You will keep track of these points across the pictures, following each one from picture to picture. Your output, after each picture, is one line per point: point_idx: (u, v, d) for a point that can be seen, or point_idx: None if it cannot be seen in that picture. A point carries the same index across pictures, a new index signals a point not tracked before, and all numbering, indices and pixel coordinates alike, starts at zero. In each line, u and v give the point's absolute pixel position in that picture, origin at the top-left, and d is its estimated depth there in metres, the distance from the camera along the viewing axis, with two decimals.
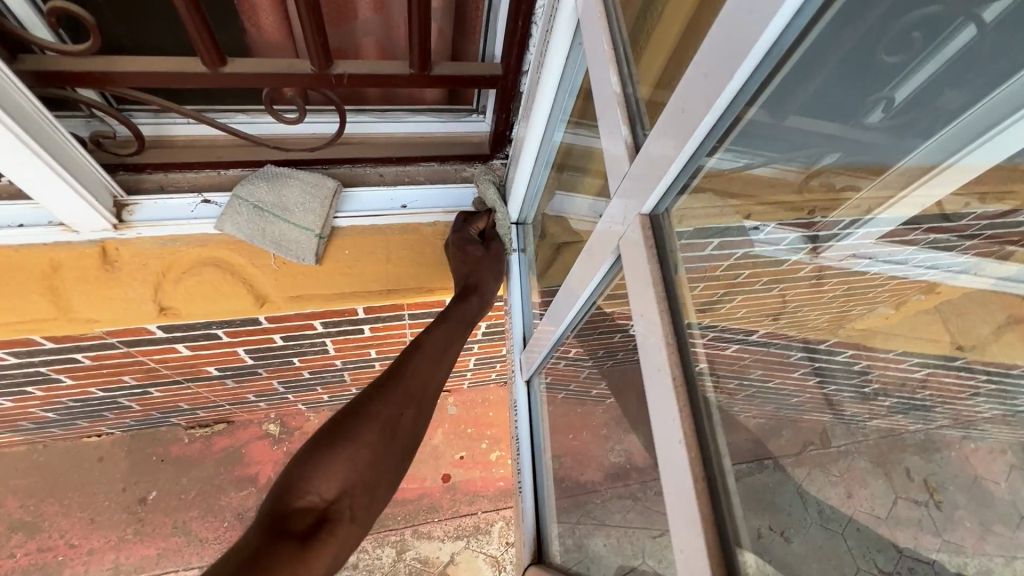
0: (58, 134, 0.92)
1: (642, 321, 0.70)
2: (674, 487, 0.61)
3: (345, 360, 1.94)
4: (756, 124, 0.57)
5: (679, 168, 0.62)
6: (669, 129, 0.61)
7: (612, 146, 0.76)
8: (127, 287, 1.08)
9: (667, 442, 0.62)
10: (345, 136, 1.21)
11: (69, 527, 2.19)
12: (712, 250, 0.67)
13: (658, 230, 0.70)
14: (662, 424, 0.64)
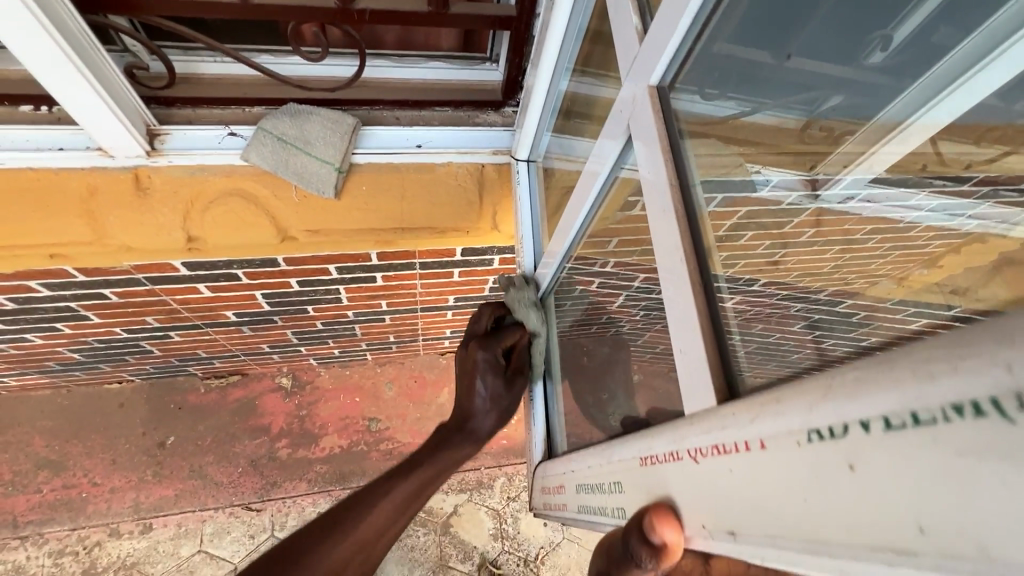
0: (99, 57, 0.97)
1: (649, 188, 0.71)
2: (682, 339, 0.62)
3: (357, 311, 2.01)
4: (761, 65, 0.70)
5: (666, 64, 0.70)
6: (663, 21, 0.67)
7: (622, 36, 0.80)
8: (157, 214, 1.15)
9: (676, 296, 0.64)
10: (364, 79, 1.26)
11: (92, 467, 2.30)
12: (717, 204, 0.69)
13: (670, 122, 0.72)
14: (670, 299, 0.65)
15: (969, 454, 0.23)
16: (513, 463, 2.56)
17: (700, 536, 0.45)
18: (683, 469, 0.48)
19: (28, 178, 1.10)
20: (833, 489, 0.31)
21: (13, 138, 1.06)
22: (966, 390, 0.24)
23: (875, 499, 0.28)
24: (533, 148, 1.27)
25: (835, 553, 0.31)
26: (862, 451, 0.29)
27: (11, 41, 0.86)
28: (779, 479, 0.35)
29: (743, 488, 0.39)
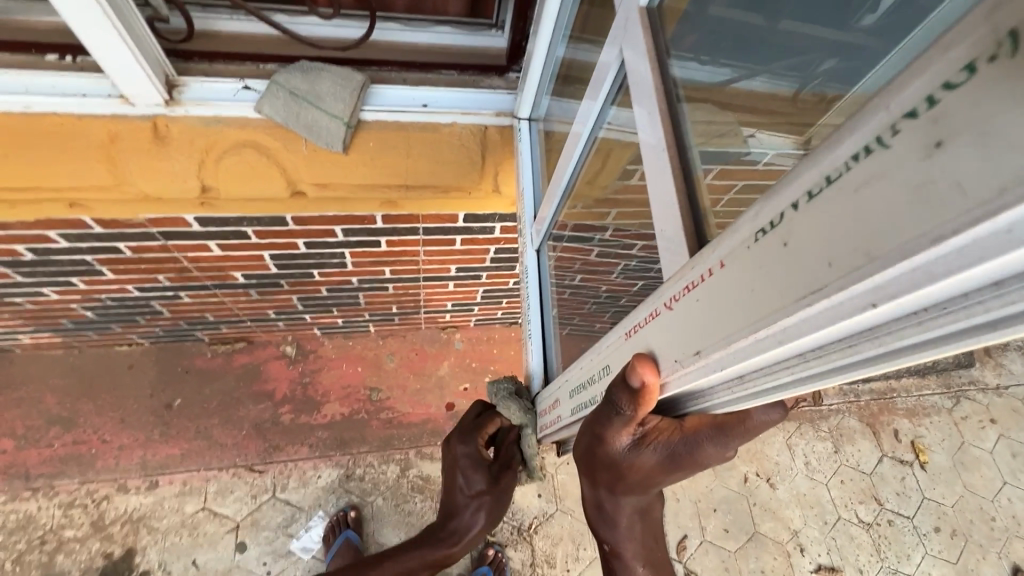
0: (124, 5, 1.03)
1: (648, 139, 0.77)
2: (670, 248, 0.68)
3: (361, 278, 2.06)
4: (752, 28, 0.72)
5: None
6: None
7: None
8: (174, 161, 1.21)
9: (663, 208, 0.71)
10: (373, 41, 1.31)
11: (102, 424, 2.37)
12: (713, 178, 0.69)
13: (667, 81, 0.77)
14: (661, 235, 0.72)
15: (865, 186, 0.31)
16: None
17: (680, 363, 0.54)
18: (665, 317, 0.56)
19: (53, 123, 1.15)
20: (774, 267, 0.39)
21: (40, 84, 1.12)
22: (862, 138, 0.31)
23: (802, 257, 0.36)
24: (534, 107, 1.32)
25: (773, 318, 0.39)
26: (794, 226, 0.37)
27: None
28: (738, 279, 0.43)
29: (711, 303, 0.47)
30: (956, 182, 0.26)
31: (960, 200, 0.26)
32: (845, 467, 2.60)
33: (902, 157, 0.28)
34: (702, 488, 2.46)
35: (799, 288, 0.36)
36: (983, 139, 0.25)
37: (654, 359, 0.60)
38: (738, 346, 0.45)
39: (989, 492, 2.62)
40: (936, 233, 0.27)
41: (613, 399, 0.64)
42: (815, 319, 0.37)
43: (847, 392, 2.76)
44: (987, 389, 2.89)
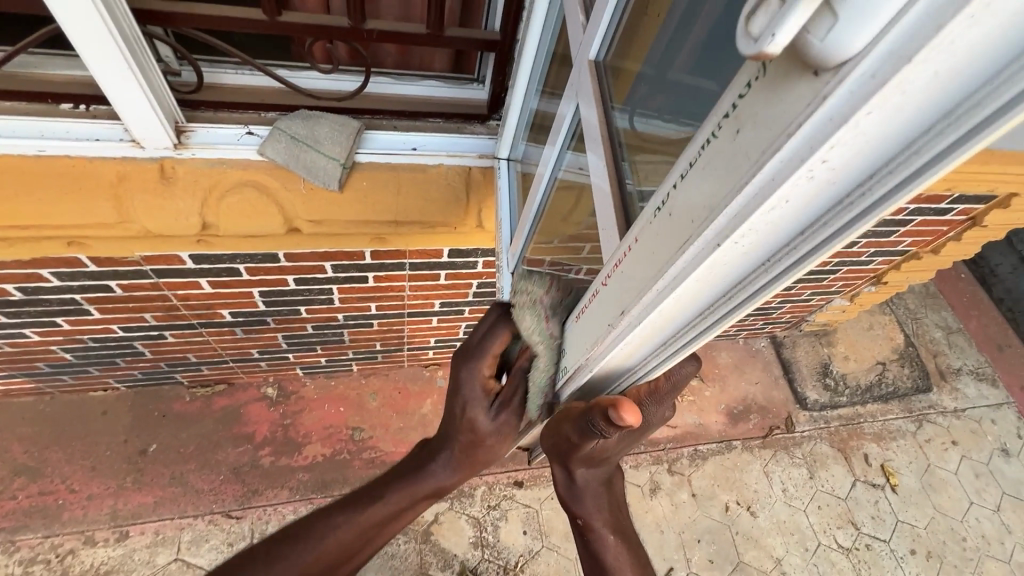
0: (147, 60, 1.14)
1: (599, 181, 0.96)
2: None
3: (347, 315, 2.11)
4: (704, 92, 0.74)
5: (597, 47, 0.98)
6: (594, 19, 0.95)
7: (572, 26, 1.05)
8: (179, 200, 1.29)
9: (610, 236, 0.88)
10: (365, 93, 1.44)
11: (71, 473, 2.29)
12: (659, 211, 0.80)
13: (613, 133, 0.95)
14: (605, 246, 0.91)
15: (707, 162, 0.45)
16: (495, 473, 2.57)
17: (612, 327, 0.67)
18: (604, 292, 0.70)
19: (64, 164, 1.23)
20: (664, 232, 0.53)
21: (54, 130, 1.21)
22: (706, 131, 0.45)
23: (679, 220, 0.50)
24: (511, 149, 1.46)
25: (665, 270, 0.52)
26: (674, 199, 0.51)
27: (77, 42, 1.03)
28: (646, 248, 0.57)
29: (631, 270, 0.61)
30: (747, 152, 0.39)
31: (750, 160, 0.39)
32: (821, 492, 2.67)
33: (723, 142, 0.43)
34: (685, 519, 2.49)
35: (679, 242, 0.50)
36: (756, 124, 0.38)
37: (599, 332, 0.73)
38: (648, 302, 0.58)
39: (956, 512, 2.72)
40: (740, 186, 0.40)
41: (595, 409, 0.84)
42: (689, 268, 0.50)
43: (817, 418, 2.88)
44: (946, 412, 3.03)
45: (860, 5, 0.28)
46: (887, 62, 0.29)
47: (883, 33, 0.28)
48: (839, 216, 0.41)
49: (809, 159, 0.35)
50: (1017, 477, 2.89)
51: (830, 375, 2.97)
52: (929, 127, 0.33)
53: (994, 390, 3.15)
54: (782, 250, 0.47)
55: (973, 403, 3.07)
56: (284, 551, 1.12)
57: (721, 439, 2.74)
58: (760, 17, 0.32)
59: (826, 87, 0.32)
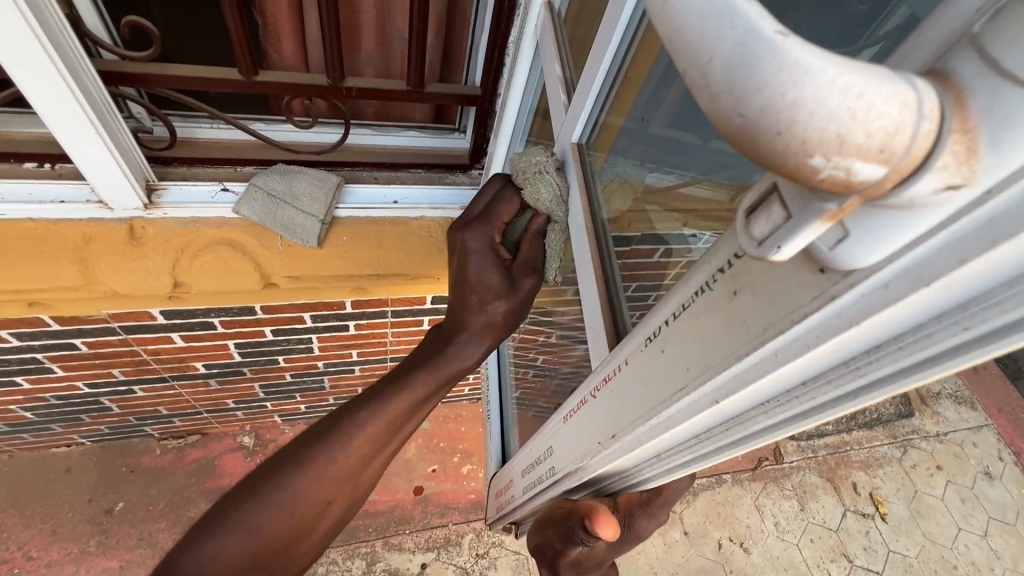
0: (115, 122, 1.11)
1: (580, 259, 0.93)
2: (597, 344, 0.85)
3: (327, 363, 2.05)
4: (690, 145, 0.78)
5: (583, 125, 0.94)
6: (580, 95, 0.92)
7: (553, 93, 1.02)
8: (148, 260, 1.24)
9: (592, 319, 0.87)
10: (346, 145, 1.42)
11: (29, 538, 2.14)
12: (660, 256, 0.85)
13: (595, 205, 0.93)
14: (588, 323, 0.89)
15: (702, 315, 0.42)
16: (482, 518, 2.49)
17: (603, 445, 0.63)
18: (591, 405, 0.66)
19: (26, 227, 1.18)
20: (655, 368, 0.49)
21: (15, 191, 1.16)
22: (702, 278, 0.41)
23: (673, 361, 0.46)
24: None
25: (660, 409, 0.49)
26: (666, 338, 0.47)
27: (41, 107, 0.99)
28: (636, 375, 0.53)
29: (621, 392, 0.57)
30: (746, 321, 0.36)
31: (750, 333, 0.36)
32: (812, 525, 2.64)
33: (718, 299, 0.39)
34: (679, 559, 2.44)
35: (672, 386, 0.47)
36: (756, 295, 0.35)
37: (587, 443, 0.68)
38: (642, 430, 0.55)
39: (946, 540, 2.70)
40: (740, 353, 0.37)
41: (573, 516, 0.83)
42: (688, 409, 0.47)
43: (805, 448, 2.88)
44: (929, 436, 3.05)
45: (874, 232, 0.25)
46: (903, 276, 0.27)
47: (900, 252, 0.26)
48: (844, 380, 0.37)
49: (817, 344, 0.33)
50: (1001, 500, 2.90)
51: None
52: (944, 317, 0.30)
53: (973, 412, 3.18)
54: (785, 397, 0.43)
55: (954, 427, 3.10)
56: (279, 481, 0.80)
57: (711, 473, 2.71)
58: (760, 221, 0.28)
59: (835, 288, 0.30)
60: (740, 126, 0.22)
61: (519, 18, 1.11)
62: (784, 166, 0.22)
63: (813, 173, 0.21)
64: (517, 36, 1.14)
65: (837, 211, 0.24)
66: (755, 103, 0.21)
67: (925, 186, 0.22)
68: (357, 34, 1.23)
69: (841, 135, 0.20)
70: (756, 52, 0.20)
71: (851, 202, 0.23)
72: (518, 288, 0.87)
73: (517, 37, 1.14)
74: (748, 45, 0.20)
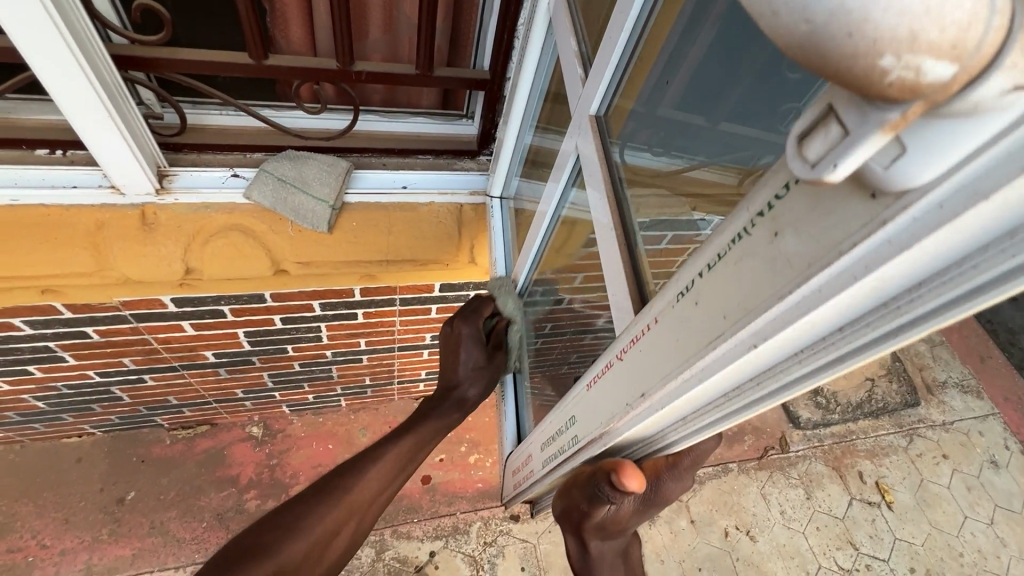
0: (127, 106, 1.11)
1: (602, 232, 0.93)
2: (621, 316, 0.84)
3: (335, 352, 2.06)
4: (697, 127, 0.80)
5: (598, 102, 0.95)
6: (597, 70, 0.92)
7: (568, 69, 1.02)
8: (161, 246, 1.25)
9: (617, 291, 0.86)
10: (355, 131, 1.42)
11: (42, 527, 2.17)
12: (667, 243, 0.83)
13: (614, 176, 0.92)
14: (613, 295, 0.88)
15: (739, 260, 0.42)
16: (489, 506, 2.50)
17: (630, 407, 0.63)
18: (618, 367, 0.66)
19: (40, 213, 1.18)
20: (688, 321, 0.49)
21: (27, 177, 1.16)
22: (738, 225, 0.42)
23: (707, 313, 0.46)
24: (504, 186, 1.44)
25: (692, 362, 0.49)
26: (700, 289, 0.47)
27: (54, 88, 0.99)
28: (667, 332, 0.54)
29: (652, 350, 0.57)
30: (790, 260, 0.36)
31: (793, 271, 0.36)
32: (818, 513, 2.65)
33: (758, 243, 0.39)
34: (685, 547, 2.45)
35: (706, 337, 0.46)
36: (801, 233, 0.35)
37: (614, 407, 0.69)
38: (673, 388, 0.55)
39: (952, 527, 2.70)
40: (783, 293, 0.37)
41: (599, 473, 0.82)
42: (721, 360, 0.47)
43: (810, 437, 2.88)
44: (935, 425, 3.04)
45: (927, 144, 0.25)
46: (958, 194, 0.26)
47: (957, 165, 0.26)
48: (884, 321, 0.37)
49: (864, 276, 0.32)
50: (1008, 488, 2.90)
51: (821, 394, 2.98)
52: (993, 244, 0.29)
53: (980, 402, 3.18)
54: (819, 344, 0.43)
55: (961, 416, 3.10)
56: (303, 510, 1.02)
57: (716, 462, 2.71)
58: (815, 142, 0.28)
59: (886, 213, 0.29)
60: (806, 32, 0.21)
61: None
62: (850, 74, 0.22)
63: (881, 77, 0.21)
64: (528, 17, 1.13)
65: (899, 121, 0.24)
66: (824, 6, 0.20)
67: (993, 86, 0.21)
68: (366, 19, 1.23)
69: (915, 31, 0.19)
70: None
71: (914, 109, 0.23)
72: (492, 364, 1.30)
73: (528, 18, 1.13)
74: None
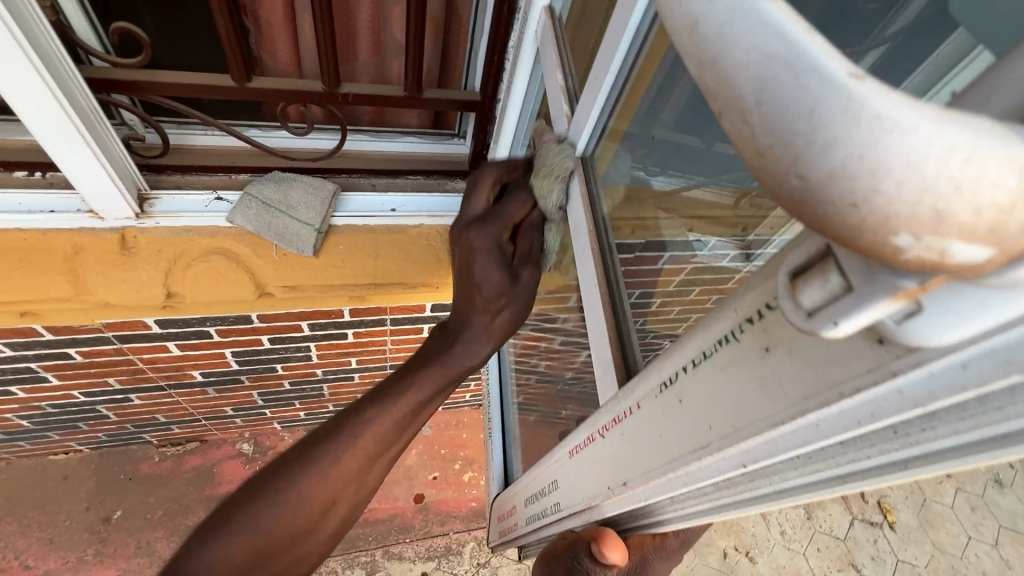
0: (105, 131, 1.08)
1: (584, 278, 0.87)
2: (601, 369, 0.80)
3: (326, 370, 2.02)
4: (691, 148, 0.78)
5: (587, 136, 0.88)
6: (583, 101, 0.85)
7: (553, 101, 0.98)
8: (140, 271, 1.22)
9: (597, 338, 0.82)
10: (344, 151, 1.39)
11: (26, 547, 2.12)
12: (665, 264, 0.85)
13: (599, 225, 0.87)
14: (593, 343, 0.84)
15: (725, 368, 0.38)
16: (483, 526, 2.46)
17: (614, 491, 0.59)
18: (600, 444, 0.62)
19: (15, 237, 1.15)
20: (672, 417, 0.45)
21: (3, 201, 1.13)
22: (724, 326, 0.37)
23: (694, 415, 0.42)
24: None
25: (678, 463, 0.45)
26: (686, 385, 0.43)
27: (26, 114, 0.96)
28: (649, 420, 0.50)
29: (634, 437, 0.53)
30: (783, 385, 0.33)
31: (786, 400, 0.33)
32: (819, 534, 2.59)
33: (745, 353, 0.36)
34: (682, 569, 2.39)
35: (691, 441, 0.43)
36: (794, 355, 0.32)
37: (597, 484, 0.64)
38: (658, 480, 0.51)
39: (957, 549, 2.63)
40: (774, 421, 0.34)
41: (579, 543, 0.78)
42: (714, 465, 0.43)
43: None
44: None
45: (954, 309, 0.21)
46: (987, 357, 0.23)
47: (985, 334, 0.22)
48: (889, 444, 0.33)
49: (870, 420, 0.30)
50: (1014, 509, 2.83)
51: None
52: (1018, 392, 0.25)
53: None
54: (814, 455, 0.38)
55: None
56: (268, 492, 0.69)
57: None
58: (810, 289, 0.25)
59: (895, 364, 0.26)
60: (801, 196, 0.19)
61: (519, 23, 1.07)
62: (858, 241, 0.19)
63: (896, 253, 0.18)
64: (518, 40, 1.09)
65: (916, 288, 0.21)
66: (820, 167, 0.18)
67: None
68: (353, 42, 1.20)
69: (940, 213, 0.17)
70: (822, 100, 0.17)
71: (931, 280, 0.20)
72: (520, 282, 0.84)
73: (518, 38, 1.09)
74: (809, 91, 0.17)
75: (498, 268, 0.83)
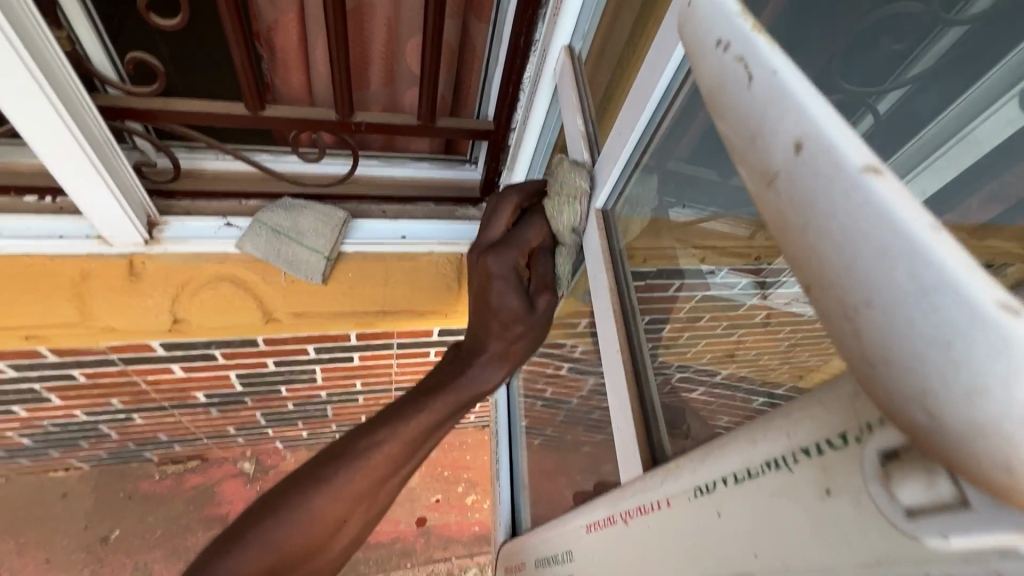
0: (117, 159, 1.08)
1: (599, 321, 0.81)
2: (616, 413, 0.74)
3: (330, 392, 1.99)
4: (708, 179, 0.73)
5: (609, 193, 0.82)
6: (611, 148, 0.79)
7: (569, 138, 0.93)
8: (147, 297, 1.22)
9: (614, 386, 0.75)
10: (355, 176, 1.38)
11: (22, 566, 2.10)
12: (676, 291, 0.79)
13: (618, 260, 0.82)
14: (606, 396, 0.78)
15: (776, 495, 0.31)
16: (486, 552, 2.41)
17: None
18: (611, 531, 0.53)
19: (24, 263, 1.15)
20: (700, 533, 0.37)
21: (12, 226, 1.12)
22: (773, 448, 0.32)
23: (729, 539, 0.35)
24: None
25: None
26: (722, 497, 0.36)
27: (40, 146, 0.95)
28: (671, 525, 0.41)
29: (650, 542, 0.44)
30: (850, 539, 0.27)
31: (858, 556, 0.26)
32: None
33: (803, 488, 0.30)
34: None
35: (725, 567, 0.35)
36: (865, 507, 0.26)
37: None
38: None
39: None
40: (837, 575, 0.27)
41: None
42: None
43: None
44: None
45: None
46: None
47: None
48: None
49: None
50: None
51: None
52: None
53: None
54: None
55: None
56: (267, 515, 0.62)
57: None
58: (912, 486, 0.23)
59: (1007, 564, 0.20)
60: (932, 422, 0.18)
61: (537, 56, 1.06)
62: (990, 475, 0.17)
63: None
64: (536, 72, 1.08)
65: None
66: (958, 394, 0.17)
67: None
68: (367, 70, 1.20)
69: None
70: (963, 328, 0.17)
71: None
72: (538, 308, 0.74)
73: (537, 69, 1.07)
74: (950, 315, 0.17)
75: (516, 295, 0.73)
